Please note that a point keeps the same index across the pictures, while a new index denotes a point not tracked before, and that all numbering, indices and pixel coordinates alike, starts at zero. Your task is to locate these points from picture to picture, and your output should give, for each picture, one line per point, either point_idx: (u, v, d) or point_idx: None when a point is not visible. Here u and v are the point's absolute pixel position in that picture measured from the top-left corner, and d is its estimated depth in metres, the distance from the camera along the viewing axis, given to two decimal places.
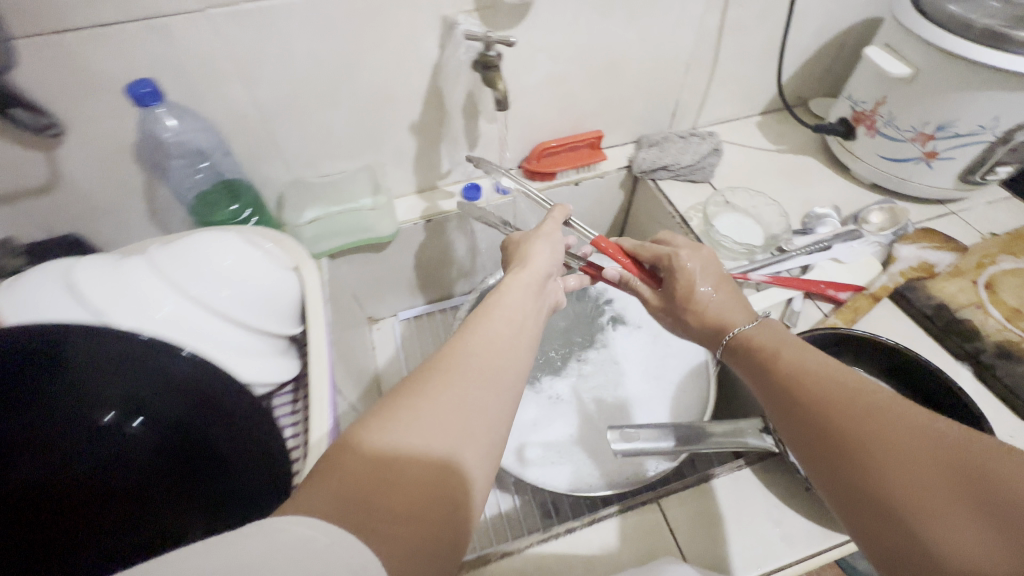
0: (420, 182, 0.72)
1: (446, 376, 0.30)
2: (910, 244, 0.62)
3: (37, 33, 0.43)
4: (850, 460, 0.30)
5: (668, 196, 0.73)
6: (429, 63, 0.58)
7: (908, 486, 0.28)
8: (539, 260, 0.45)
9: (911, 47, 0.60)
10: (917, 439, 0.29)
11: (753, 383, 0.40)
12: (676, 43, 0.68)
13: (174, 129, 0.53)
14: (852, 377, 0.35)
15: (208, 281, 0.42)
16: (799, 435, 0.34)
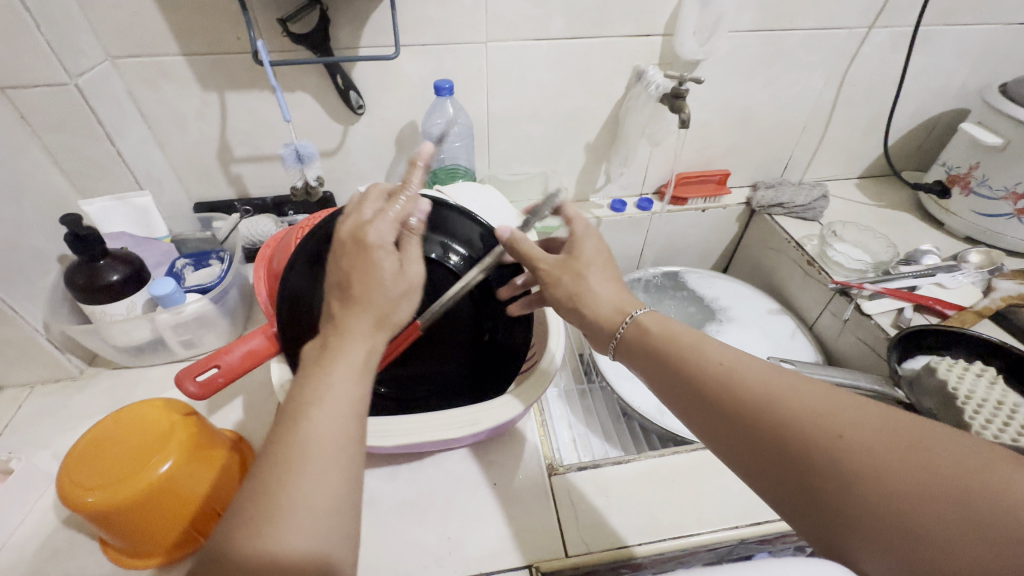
0: (578, 193, 0.90)
1: (294, 436, 0.32)
2: (1009, 280, 0.71)
3: (386, 44, 0.66)
4: (832, 503, 0.31)
5: (784, 226, 0.87)
6: (614, 97, 0.78)
7: (896, 506, 0.29)
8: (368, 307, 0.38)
9: (1000, 123, 0.75)
10: (887, 444, 0.30)
11: (686, 403, 0.39)
12: (796, 108, 0.86)
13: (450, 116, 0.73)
14: (808, 411, 0.33)
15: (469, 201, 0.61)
16: (757, 461, 0.35)
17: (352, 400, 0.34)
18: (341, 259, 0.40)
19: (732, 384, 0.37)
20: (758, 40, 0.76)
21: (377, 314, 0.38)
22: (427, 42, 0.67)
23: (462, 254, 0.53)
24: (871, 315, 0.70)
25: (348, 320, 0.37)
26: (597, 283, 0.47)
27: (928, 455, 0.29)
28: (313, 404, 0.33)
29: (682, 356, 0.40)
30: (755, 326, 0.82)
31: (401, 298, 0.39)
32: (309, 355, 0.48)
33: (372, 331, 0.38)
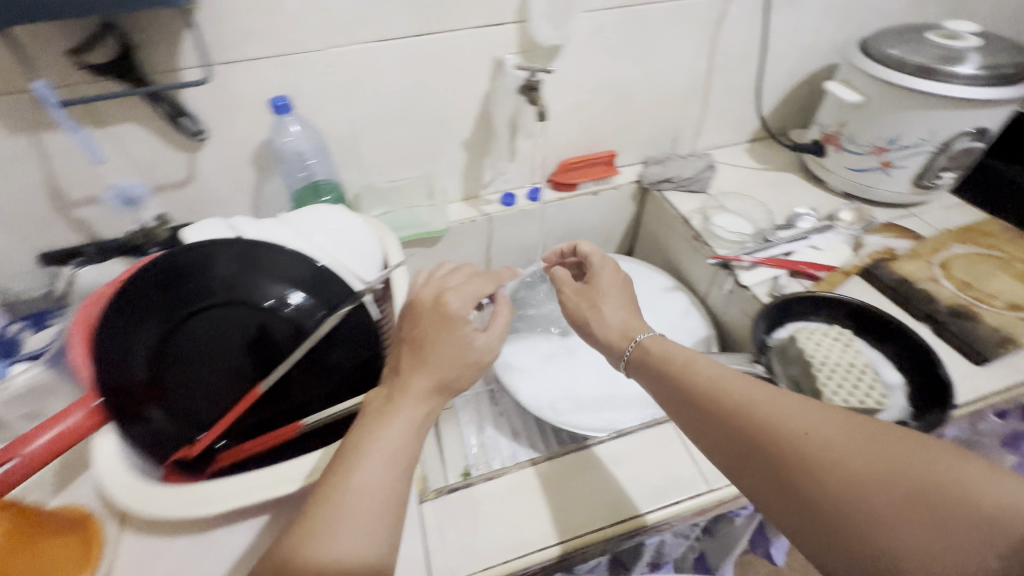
0: (467, 191, 0.88)
1: (351, 470, 0.37)
2: (874, 235, 0.75)
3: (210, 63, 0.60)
4: (799, 484, 0.38)
5: (672, 202, 0.87)
6: (481, 91, 0.75)
7: (853, 487, 0.36)
8: (421, 363, 0.43)
9: (862, 80, 0.77)
10: (845, 438, 0.38)
11: (682, 412, 0.47)
12: (673, 81, 0.85)
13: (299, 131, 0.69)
14: (789, 415, 0.40)
15: (314, 229, 0.57)
16: (742, 456, 0.42)
17: (402, 443, 0.40)
18: (411, 321, 0.46)
19: (719, 395, 0.44)
20: (618, 18, 0.73)
21: (435, 376, 0.43)
22: (258, 56, 0.62)
23: (306, 297, 0.49)
24: (748, 287, 0.72)
25: (415, 377, 0.43)
26: (608, 307, 0.58)
27: (876, 445, 0.37)
28: (362, 456, 0.38)
29: (676, 372, 0.49)
30: (651, 306, 0.83)
31: (456, 358, 0.44)
32: (132, 419, 0.42)
33: (427, 393, 0.42)
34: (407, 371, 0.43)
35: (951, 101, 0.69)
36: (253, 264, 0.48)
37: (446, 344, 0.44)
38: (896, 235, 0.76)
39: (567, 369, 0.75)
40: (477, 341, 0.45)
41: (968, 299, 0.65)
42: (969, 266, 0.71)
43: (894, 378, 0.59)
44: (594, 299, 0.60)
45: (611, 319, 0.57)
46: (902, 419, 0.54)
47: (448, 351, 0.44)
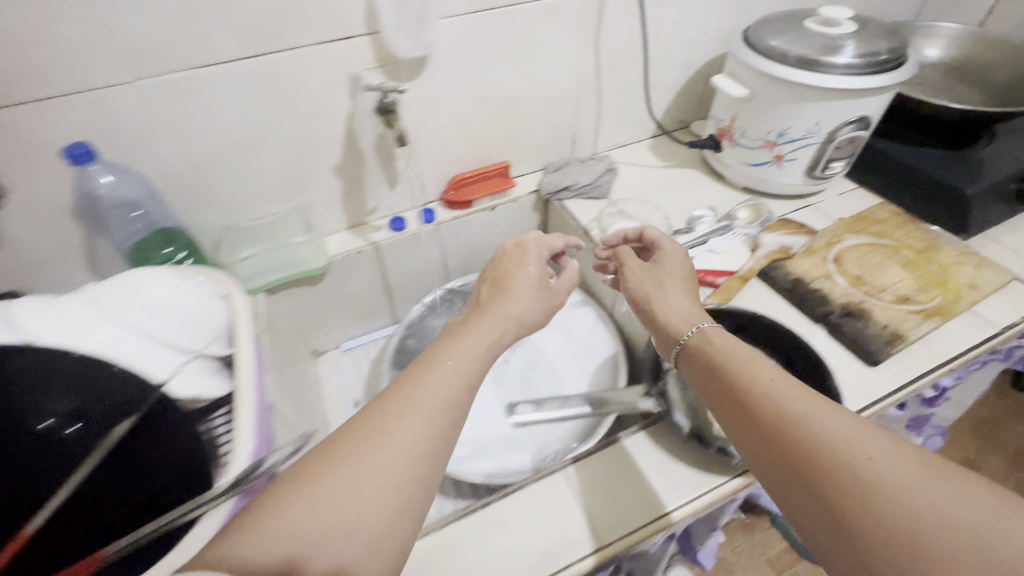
0: (351, 219, 0.80)
1: (364, 469, 0.37)
2: (771, 232, 0.73)
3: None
4: (832, 498, 0.36)
5: (572, 212, 0.83)
6: (343, 112, 0.68)
7: (904, 515, 0.33)
8: (514, 300, 0.54)
9: (745, 73, 0.74)
10: (911, 479, 0.34)
11: (720, 406, 0.45)
12: (560, 84, 0.80)
13: (111, 183, 0.59)
14: (850, 434, 0.37)
15: (137, 310, 0.47)
16: (779, 461, 0.39)
17: (410, 462, 0.38)
18: (501, 261, 0.59)
19: (774, 401, 0.41)
20: (486, 22, 0.67)
21: (495, 324, 0.51)
22: (46, 97, 0.52)
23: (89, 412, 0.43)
24: None
25: (492, 307, 0.53)
26: (668, 293, 0.57)
27: (942, 493, 0.33)
28: (364, 467, 0.37)
29: (727, 367, 0.46)
30: (557, 328, 0.79)
31: (538, 306, 0.55)
32: None
33: (495, 330, 0.50)
34: (488, 309, 0.53)
35: (831, 91, 0.68)
36: (15, 386, 0.41)
37: (525, 290, 0.55)
38: (792, 230, 0.74)
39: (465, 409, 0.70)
40: (559, 296, 0.59)
41: (860, 296, 0.64)
42: (861, 258, 0.70)
43: None
44: (660, 280, 0.59)
45: (675, 301, 0.56)
46: None
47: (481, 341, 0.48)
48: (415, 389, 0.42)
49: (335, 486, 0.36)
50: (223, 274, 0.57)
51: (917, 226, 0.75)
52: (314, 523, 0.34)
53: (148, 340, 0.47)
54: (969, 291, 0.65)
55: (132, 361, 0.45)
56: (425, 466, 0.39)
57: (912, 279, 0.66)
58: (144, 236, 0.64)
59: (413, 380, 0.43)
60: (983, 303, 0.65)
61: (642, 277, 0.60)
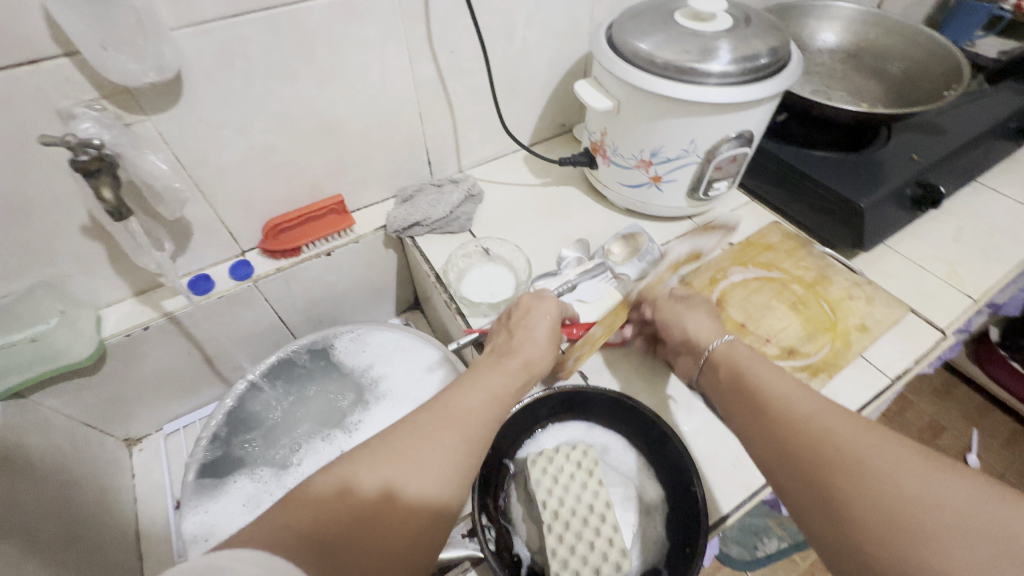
0: (135, 284, 0.63)
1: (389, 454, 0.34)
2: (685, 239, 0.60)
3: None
4: (826, 481, 0.33)
5: (424, 253, 0.68)
6: (68, 160, 0.49)
7: (903, 506, 0.30)
8: (537, 328, 0.48)
9: (608, 80, 0.61)
10: (930, 471, 0.31)
11: (726, 398, 0.43)
12: (394, 98, 0.65)
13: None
14: (860, 428, 0.35)
15: None
16: (774, 448, 0.37)
17: (449, 467, 0.34)
18: (514, 311, 0.51)
19: (778, 395, 0.39)
20: (259, 28, 0.51)
21: (514, 374, 0.43)
22: None
23: None
24: None
25: (508, 354, 0.46)
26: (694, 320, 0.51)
27: (944, 478, 0.31)
28: (394, 459, 0.34)
29: (740, 368, 0.44)
30: (408, 400, 0.64)
31: (551, 348, 0.48)
32: None
33: (521, 371, 0.44)
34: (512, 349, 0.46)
35: (702, 106, 0.57)
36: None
37: (538, 325, 0.49)
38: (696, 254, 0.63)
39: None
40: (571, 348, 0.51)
41: None
42: (746, 298, 0.61)
43: (654, 498, 0.46)
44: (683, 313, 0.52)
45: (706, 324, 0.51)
46: (657, 568, 0.42)
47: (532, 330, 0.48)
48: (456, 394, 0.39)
49: (397, 434, 0.35)
50: None
51: (807, 249, 0.66)
52: (372, 457, 0.34)
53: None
54: (858, 334, 0.57)
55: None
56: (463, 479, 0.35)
57: (799, 323, 0.58)
58: None
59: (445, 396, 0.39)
60: (873, 346, 0.57)
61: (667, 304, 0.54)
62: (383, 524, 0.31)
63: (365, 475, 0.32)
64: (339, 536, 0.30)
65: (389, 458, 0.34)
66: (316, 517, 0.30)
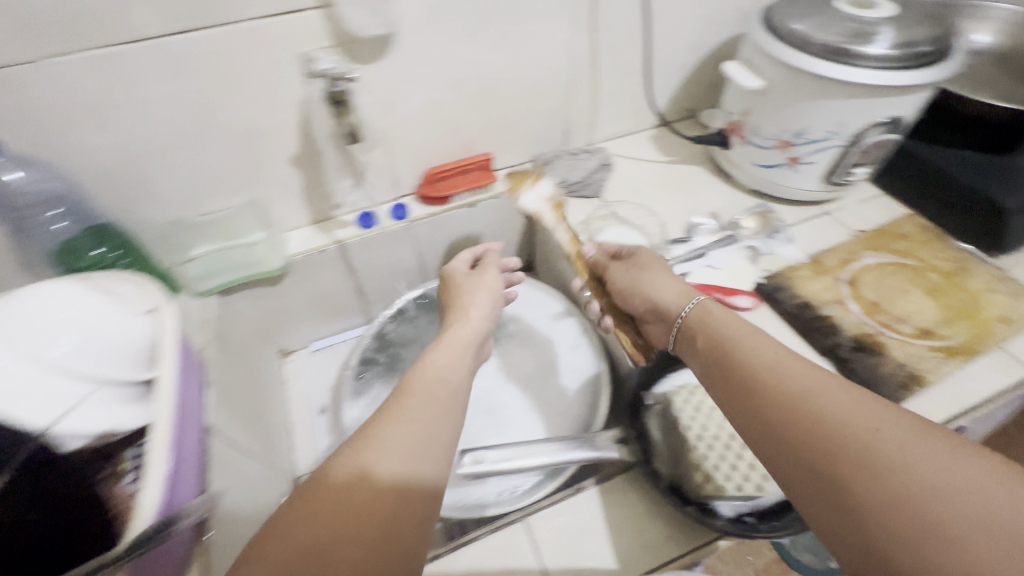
0: (314, 214, 0.73)
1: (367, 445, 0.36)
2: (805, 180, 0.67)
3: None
4: (837, 476, 0.34)
5: (559, 213, 0.75)
6: (296, 97, 0.59)
7: (916, 496, 0.31)
8: (473, 312, 0.56)
9: (762, 61, 0.64)
10: (936, 451, 0.33)
11: (712, 376, 0.45)
12: (552, 68, 0.71)
13: (23, 179, 0.52)
14: (863, 416, 0.35)
15: (50, 334, 0.43)
16: (784, 442, 0.37)
17: (421, 444, 0.37)
18: (454, 291, 0.60)
19: (773, 375, 0.40)
20: None
21: (458, 350, 0.49)
22: None
23: None
24: None
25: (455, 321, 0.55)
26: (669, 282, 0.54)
27: (947, 456, 0.32)
28: (370, 447, 0.36)
29: (722, 344, 0.45)
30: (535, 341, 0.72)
31: (479, 314, 0.55)
32: None
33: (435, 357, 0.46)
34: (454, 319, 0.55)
35: (857, 88, 0.59)
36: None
37: (468, 302, 0.57)
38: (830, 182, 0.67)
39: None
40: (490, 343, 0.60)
41: (875, 328, 0.57)
42: (879, 281, 0.62)
43: None
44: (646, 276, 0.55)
45: (667, 280, 0.53)
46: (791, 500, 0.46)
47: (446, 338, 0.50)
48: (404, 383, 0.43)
49: (372, 424, 0.38)
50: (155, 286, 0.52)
51: (945, 243, 0.66)
52: (356, 445, 0.36)
53: (57, 375, 0.42)
54: (1000, 326, 0.57)
55: (39, 405, 0.39)
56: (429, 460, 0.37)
57: (936, 309, 0.59)
58: (71, 237, 0.57)
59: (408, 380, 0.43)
60: (1016, 340, 0.56)
61: (624, 270, 0.58)
62: (368, 513, 0.33)
63: (337, 466, 0.35)
64: (328, 533, 0.31)
65: (372, 445, 0.36)
66: (313, 515, 0.32)
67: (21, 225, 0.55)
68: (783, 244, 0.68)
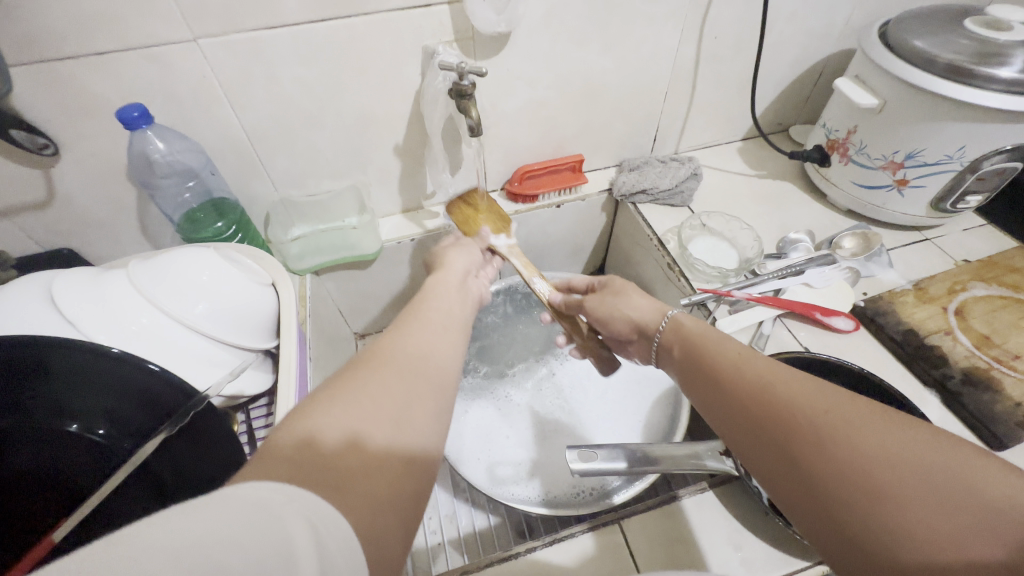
0: (406, 203, 0.75)
1: (349, 379, 0.32)
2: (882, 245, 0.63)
3: (20, 61, 0.46)
4: (800, 465, 0.29)
5: (647, 219, 0.75)
6: (410, 88, 0.61)
7: (870, 474, 0.26)
8: (457, 263, 0.53)
9: (878, 79, 0.62)
10: (866, 427, 0.27)
11: (691, 377, 0.39)
12: (653, 74, 0.71)
13: (164, 150, 0.56)
14: (802, 397, 0.30)
15: (187, 296, 0.44)
16: (751, 436, 0.32)
17: (411, 379, 0.33)
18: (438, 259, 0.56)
19: (741, 361, 0.35)
20: None
21: (449, 301, 0.45)
22: (105, 50, 0.47)
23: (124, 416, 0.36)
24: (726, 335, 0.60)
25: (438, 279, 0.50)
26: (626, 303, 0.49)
27: (904, 431, 0.27)
28: (350, 387, 0.31)
29: (694, 338, 0.40)
30: None
31: (467, 269, 0.53)
32: None
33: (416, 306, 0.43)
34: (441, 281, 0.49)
35: (986, 113, 0.55)
36: (73, 381, 0.35)
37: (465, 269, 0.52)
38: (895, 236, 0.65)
39: (503, 421, 0.65)
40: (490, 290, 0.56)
41: (987, 361, 0.54)
42: (990, 313, 0.59)
43: None
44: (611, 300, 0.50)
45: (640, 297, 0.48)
46: None
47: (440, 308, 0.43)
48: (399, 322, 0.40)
49: (343, 378, 0.32)
50: (272, 259, 0.54)
51: None
52: (323, 405, 0.29)
53: (198, 338, 0.44)
54: None
55: (193, 368, 0.43)
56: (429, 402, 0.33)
57: None
58: (193, 208, 0.62)
59: (401, 321, 0.40)
60: None
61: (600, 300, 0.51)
62: (378, 498, 0.26)
63: (331, 430, 0.27)
64: (321, 463, 0.26)
65: (329, 412, 0.29)
66: (297, 452, 0.26)
67: (151, 189, 0.60)
68: (882, 268, 0.66)
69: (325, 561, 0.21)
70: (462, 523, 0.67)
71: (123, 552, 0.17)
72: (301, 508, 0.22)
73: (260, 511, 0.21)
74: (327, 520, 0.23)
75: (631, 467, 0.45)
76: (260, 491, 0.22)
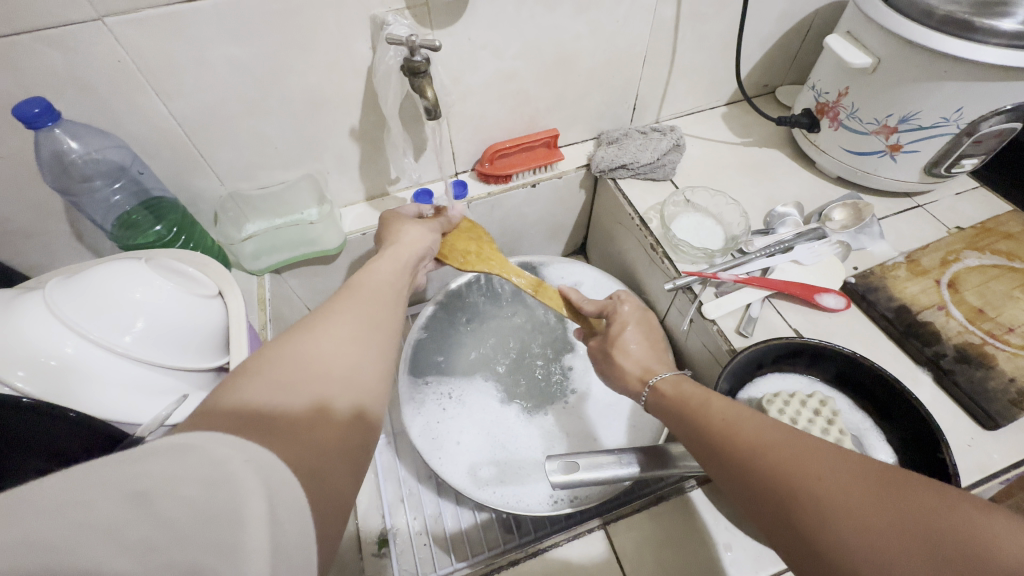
0: (369, 190, 0.70)
1: (279, 351, 0.30)
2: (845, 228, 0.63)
3: None
4: (803, 536, 0.26)
5: (628, 196, 0.71)
6: (361, 65, 0.55)
7: (875, 548, 0.24)
8: (402, 239, 0.52)
9: (871, 35, 0.57)
10: (860, 493, 0.25)
11: (682, 440, 0.36)
12: (630, 37, 0.65)
13: (80, 150, 0.49)
14: (791, 459, 0.28)
15: (116, 320, 0.39)
16: (751, 503, 0.30)
17: (355, 349, 0.33)
18: (385, 227, 0.56)
19: (729, 426, 0.33)
20: None
21: (390, 276, 0.44)
22: None
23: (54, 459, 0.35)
24: (713, 319, 0.57)
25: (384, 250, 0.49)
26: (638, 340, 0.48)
27: (902, 495, 0.25)
28: (271, 360, 0.29)
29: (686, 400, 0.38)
30: None
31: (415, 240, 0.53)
32: None
33: (359, 279, 0.42)
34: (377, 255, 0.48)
35: (987, 70, 0.50)
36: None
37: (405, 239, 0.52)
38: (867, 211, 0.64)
39: (494, 418, 0.63)
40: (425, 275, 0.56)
41: (981, 338, 0.52)
42: (985, 284, 0.56)
43: (886, 454, 0.49)
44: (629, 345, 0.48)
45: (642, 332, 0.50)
46: None
47: (381, 278, 0.43)
48: (344, 295, 0.39)
49: (265, 353, 0.30)
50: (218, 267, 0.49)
51: None
52: (251, 382, 0.28)
53: (132, 366, 0.39)
54: None
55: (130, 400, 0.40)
56: (377, 376, 0.33)
57: None
58: (126, 211, 0.56)
59: (343, 293, 0.39)
60: None
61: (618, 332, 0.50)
62: (333, 452, 0.27)
63: (290, 397, 0.27)
64: (268, 431, 0.25)
65: (278, 373, 0.29)
66: (237, 424, 0.24)
67: (72, 195, 0.53)
68: (873, 240, 0.63)
69: (278, 533, 0.19)
70: (448, 518, 0.66)
71: (77, 491, 0.17)
72: (270, 466, 0.21)
73: (216, 467, 0.19)
74: (283, 484, 0.21)
75: (623, 475, 0.42)
76: (222, 447, 0.20)
